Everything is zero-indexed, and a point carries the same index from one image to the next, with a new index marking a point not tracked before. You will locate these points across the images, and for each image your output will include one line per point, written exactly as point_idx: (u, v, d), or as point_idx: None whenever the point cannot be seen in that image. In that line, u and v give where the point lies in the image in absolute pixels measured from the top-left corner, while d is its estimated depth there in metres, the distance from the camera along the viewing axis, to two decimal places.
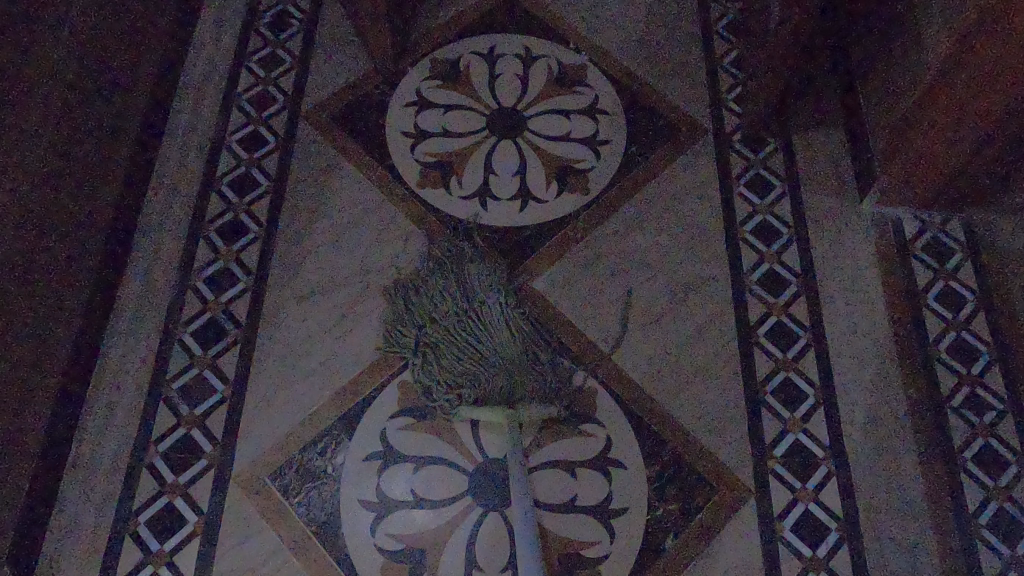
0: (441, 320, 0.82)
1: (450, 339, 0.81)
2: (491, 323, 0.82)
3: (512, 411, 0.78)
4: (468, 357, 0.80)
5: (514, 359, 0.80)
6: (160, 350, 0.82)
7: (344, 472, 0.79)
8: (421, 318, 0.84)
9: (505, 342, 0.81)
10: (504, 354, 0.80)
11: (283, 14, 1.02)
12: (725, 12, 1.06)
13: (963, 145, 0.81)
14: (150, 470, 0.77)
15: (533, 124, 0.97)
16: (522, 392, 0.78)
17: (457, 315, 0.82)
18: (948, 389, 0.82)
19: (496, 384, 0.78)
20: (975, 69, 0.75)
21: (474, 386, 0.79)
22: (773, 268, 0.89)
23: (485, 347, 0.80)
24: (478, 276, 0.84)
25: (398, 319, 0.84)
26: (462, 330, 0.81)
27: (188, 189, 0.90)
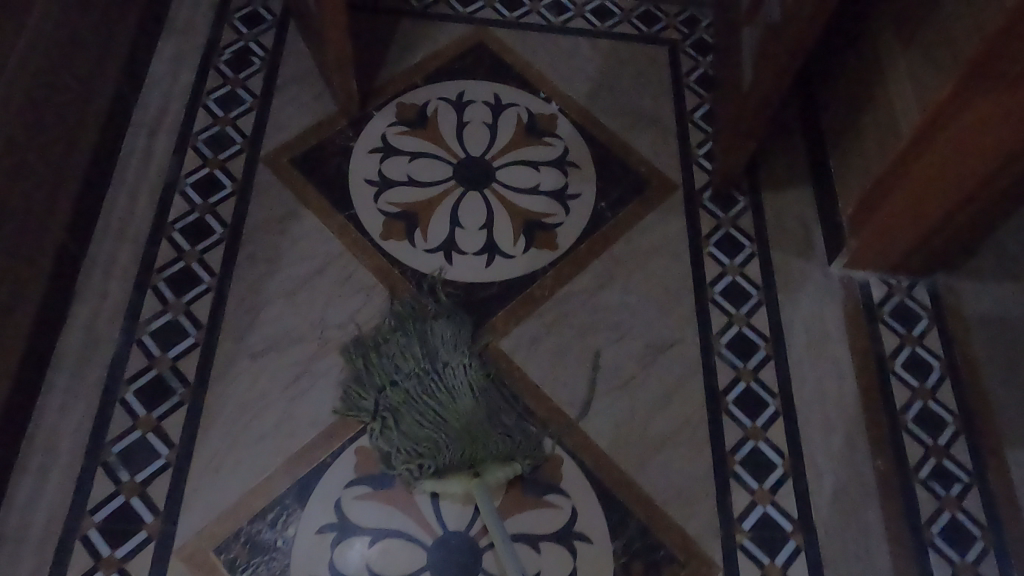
0: (405, 382, 0.79)
1: (412, 402, 0.78)
2: (454, 387, 0.80)
3: (478, 478, 0.75)
4: (435, 423, 0.77)
5: (478, 425, 0.77)
6: (101, 410, 0.78)
7: (296, 546, 0.73)
8: (378, 380, 0.80)
9: (468, 405, 0.79)
10: (467, 420, 0.77)
11: (243, 52, 1.00)
12: (697, 65, 1.05)
13: (949, 200, 0.79)
14: (85, 543, 0.72)
15: (501, 176, 0.95)
16: (487, 457, 0.76)
17: (420, 379, 0.80)
18: (916, 459, 0.81)
19: (458, 452, 0.75)
20: (959, 132, 0.72)
21: (437, 455, 0.75)
22: (742, 330, 0.87)
23: (451, 415, 0.77)
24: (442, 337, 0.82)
25: (356, 381, 0.80)
26: (426, 397, 0.78)
27: (138, 238, 0.87)
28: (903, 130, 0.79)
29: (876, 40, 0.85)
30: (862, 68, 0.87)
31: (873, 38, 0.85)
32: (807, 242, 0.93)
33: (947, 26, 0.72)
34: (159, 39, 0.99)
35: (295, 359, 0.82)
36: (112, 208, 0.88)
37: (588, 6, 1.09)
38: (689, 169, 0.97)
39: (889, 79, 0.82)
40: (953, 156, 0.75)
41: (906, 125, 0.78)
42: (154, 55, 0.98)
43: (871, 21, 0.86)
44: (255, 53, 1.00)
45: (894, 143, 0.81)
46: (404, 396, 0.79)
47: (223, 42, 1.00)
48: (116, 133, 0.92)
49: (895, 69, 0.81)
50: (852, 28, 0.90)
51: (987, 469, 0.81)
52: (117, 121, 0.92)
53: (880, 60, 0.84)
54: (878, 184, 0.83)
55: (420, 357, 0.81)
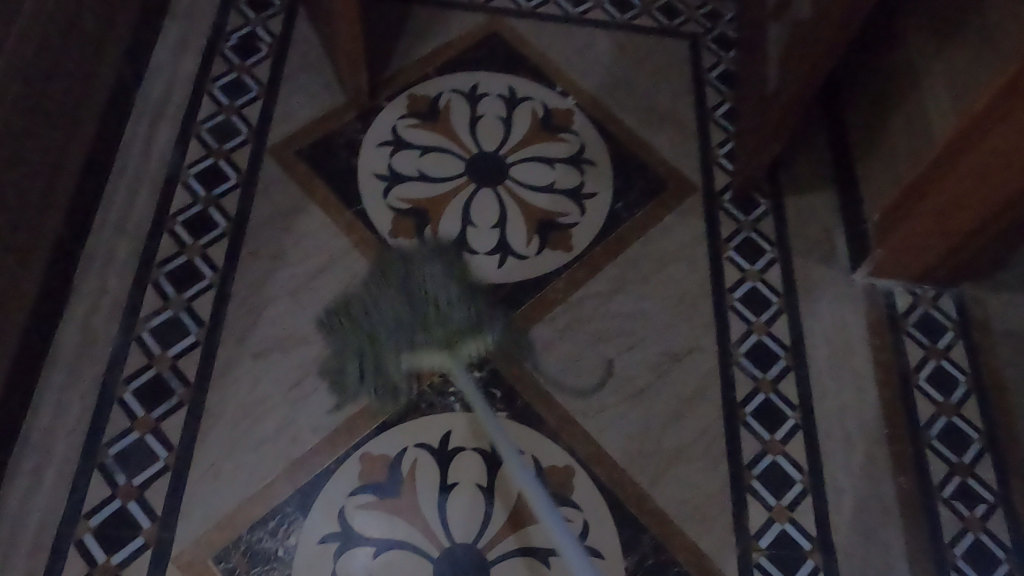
0: (375, 299, 0.77)
1: (379, 306, 0.77)
2: (422, 283, 0.78)
3: (455, 354, 0.76)
4: (409, 315, 0.75)
5: (446, 305, 0.77)
6: (98, 410, 0.75)
7: (296, 557, 0.71)
8: (355, 339, 0.76)
9: (441, 299, 0.77)
10: (437, 300, 0.77)
11: (250, 38, 0.96)
12: (718, 61, 1.02)
13: (973, 219, 0.76)
14: (80, 549, 0.70)
15: (515, 173, 0.91)
16: (460, 334, 0.77)
17: (388, 288, 0.78)
18: (940, 478, 0.79)
19: (432, 333, 0.75)
20: (987, 151, 0.69)
21: (411, 337, 0.75)
22: (762, 339, 0.84)
23: (422, 299, 0.76)
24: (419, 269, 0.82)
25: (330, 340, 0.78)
26: (395, 299, 0.77)
27: (138, 231, 0.84)
28: (931, 141, 0.76)
29: (909, 44, 0.81)
30: (893, 72, 0.84)
31: (905, 42, 0.82)
32: (830, 250, 0.89)
33: (984, 38, 0.69)
34: (163, 25, 0.95)
35: (298, 360, 0.79)
36: (112, 200, 0.85)
37: None
38: (709, 170, 0.94)
39: (921, 84, 0.78)
40: (979, 176, 0.72)
41: (934, 138, 0.76)
42: (157, 41, 0.94)
43: (901, 26, 0.82)
44: (262, 40, 0.96)
45: (921, 157, 0.78)
46: (384, 339, 0.75)
47: (228, 27, 0.97)
48: (116, 122, 0.89)
49: (928, 74, 0.77)
50: (882, 30, 0.86)
51: (1012, 490, 0.79)
52: (119, 109, 0.89)
53: (913, 65, 0.80)
54: (902, 197, 0.80)
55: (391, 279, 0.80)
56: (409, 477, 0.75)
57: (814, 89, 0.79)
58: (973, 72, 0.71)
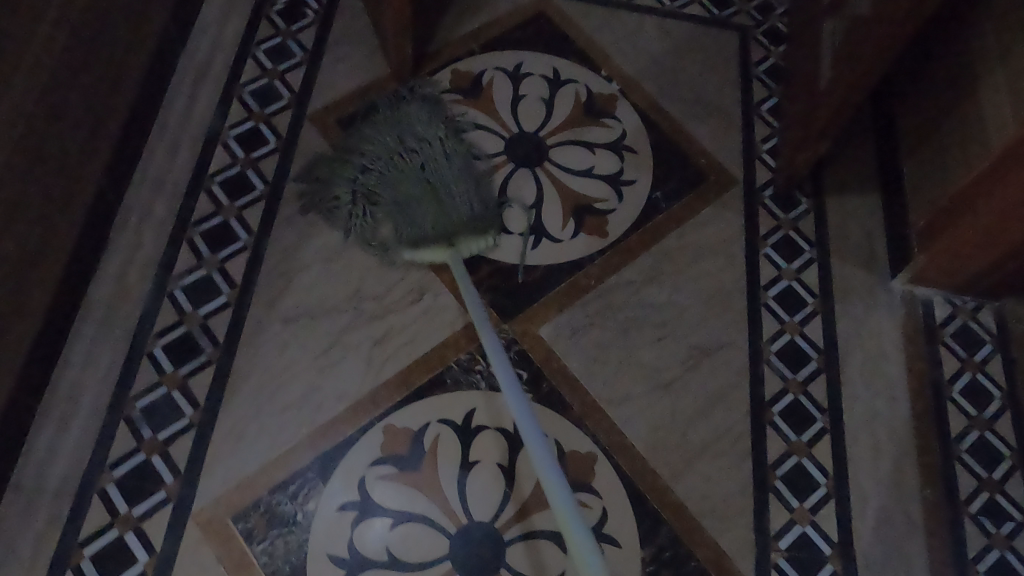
0: (382, 162, 0.81)
1: (386, 174, 0.79)
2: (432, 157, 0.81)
3: (454, 246, 0.77)
4: (415, 197, 0.77)
5: (452, 184, 0.78)
6: (127, 364, 0.76)
7: (314, 523, 0.71)
8: (350, 174, 0.82)
9: (445, 177, 0.78)
10: (445, 182, 0.78)
11: (297, 4, 0.96)
12: (767, 55, 1.00)
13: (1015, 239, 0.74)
14: (102, 498, 0.70)
15: (554, 155, 0.90)
16: (461, 228, 0.77)
17: (393, 152, 0.81)
18: (967, 492, 0.77)
19: (432, 222, 0.76)
20: None
21: (407, 211, 0.77)
22: (794, 339, 0.83)
23: (428, 179, 0.78)
24: (418, 126, 0.84)
25: (324, 177, 0.84)
26: (404, 171, 0.79)
27: (176, 189, 0.84)
28: (981, 155, 0.74)
29: (970, 50, 0.78)
30: (949, 78, 0.82)
31: (967, 45, 0.79)
32: (870, 255, 0.88)
33: None
34: None
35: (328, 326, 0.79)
36: (151, 157, 0.85)
37: None
38: (750, 164, 0.92)
39: (982, 88, 0.75)
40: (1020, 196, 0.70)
41: (984, 151, 0.74)
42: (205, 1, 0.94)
43: (958, 31, 0.80)
44: (308, 5, 0.96)
45: (969, 168, 0.76)
46: (371, 185, 0.80)
47: None
48: (160, 79, 0.89)
49: (992, 78, 0.74)
50: (944, 32, 0.83)
51: None
52: (164, 66, 0.89)
53: (975, 69, 0.77)
54: (949, 208, 0.79)
55: (397, 143, 0.82)
56: (430, 452, 0.75)
57: (863, 94, 0.78)
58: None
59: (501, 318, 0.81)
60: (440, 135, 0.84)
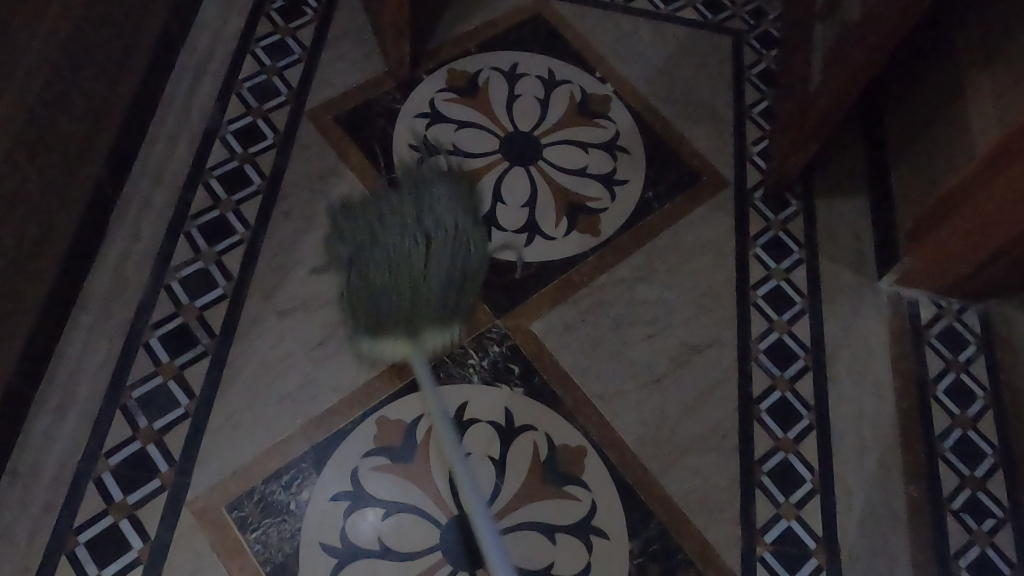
0: (390, 241, 0.78)
1: (386, 251, 0.78)
2: (434, 244, 0.79)
3: (417, 342, 0.76)
4: (399, 284, 0.75)
5: (432, 285, 0.76)
6: (124, 354, 0.77)
7: (308, 512, 0.72)
8: (361, 234, 0.81)
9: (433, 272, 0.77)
10: (427, 280, 0.76)
11: (297, 2, 0.97)
12: (760, 59, 1.01)
13: (1000, 240, 0.75)
14: (97, 486, 0.71)
15: (548, 154, 0.92)
16: (427, 327, 0.76)
17: (405, 229, 0.79)
18: (951, 489, 0.79)
19: (396, 314, 0.75)
20: (1011, 176, 0.69)
21: (380, 292, 0.75)
22: (782, 338, 0.84)
23: (416, 271, 0.76)
24: (440, 210, 0.82)
25: (339, 237, 0.82)
26: (401, 254, 0.77)
27: (175, 182, 0.85)
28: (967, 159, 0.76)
29: (957, 56, 0.80)
30: (936, 84, 0.83)
31: (956, 50, 0.80)
32: (858, 256, 0.89)
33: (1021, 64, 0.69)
34: None
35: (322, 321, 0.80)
36: (150, 150, 0.86)
37: None
38: (742, 166, 0.94)
39: (969, 92, 0.77)
40: (1004, 199, 0.71)
41: (970, 155, 0.75)
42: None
43: (946, 38, 0.82)
44: (308, 3, 0.97)
45: (956, 172, 0.78)
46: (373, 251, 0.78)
47: None
48: (160, 74, 0.90)
49: (979, 83, 0.76)
50: (932, 37, 0.84)
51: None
52: (164, 61, 0.90)
53: (961, 75, 0.78)
54: (935, 211, 0.80)
55: (411, 221, 0.80)
56: (423, 444, 0.76)
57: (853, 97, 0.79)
58: (1008, 96, 0.70)
59: (494, 313, 0.82)
60: (455, 222, 0.82)
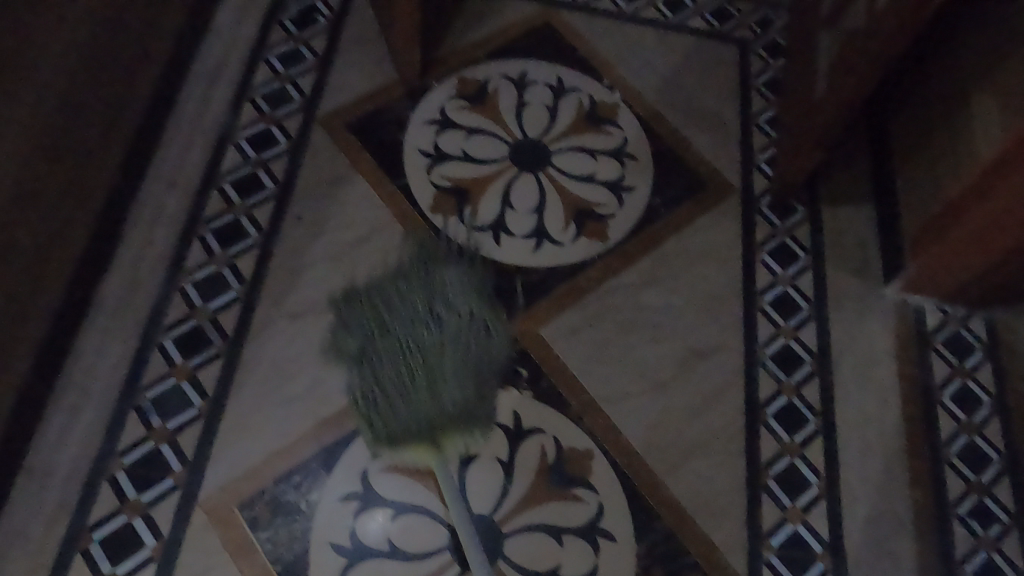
0: (401, 336, 0.76)
1: (398, 350, 0.75)
2: (448, 339, 0.76)
3: (438, 446, 0.73)
4: (416, 388, 0.73)
5: (448, 381, 0.74)
6: (138, 355, 0.78)
7: (317, 512, 0.73)
8: (369, 326, 0.77)
9: (450, 368, 0.74)
10: (443, 380, 0.73)
11: (310, 10, 0.99)
12: (766, 68, 1.02)
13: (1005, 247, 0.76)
14: (112, 484, 0.72)
15: (557, 161, 0.93)
16: (447, 430, 0.73)
17: (417, 323, 0.77)
18: (956, 495, 0.79)
19: (415, 421, 0.72)
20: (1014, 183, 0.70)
21: (394, 397, 0.73)
22: (788, 343, 0.85)
23: (432, 373, 0.74)
24: (451, 298, 0.79)
25: (344, 327, 0.78)
26: (416, 355, 0.75)
27: (189, 187, 0.87)
28: (971, 167, 0.76)
29: (961, 65, 0.80)
30: (941, 92, 0.84)
31: (961, 58, 0.81)
32: (864, 262, 0.90)
33: None
34: None
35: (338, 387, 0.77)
36: (165, 155, 0.88)
37: None
38: (748, 173, 0.95)
39: (975, 101, 0.77)
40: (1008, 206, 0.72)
41: (974, 162, 0.76)
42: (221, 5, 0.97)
43: (951, 48, 0.83)
44: (320, 12, 0.99)
45: (960, 179, 0.78)
46: (383, 349, 0.75)
47: None
48: (175, 80, 0.91)
49: (984, 91, 0.76)
50: (937, 46, 0.85)
51: None
52: (179, 68, 0.92)
53: (966, 84, 0.79)
54: (940, 217, 0.81)
55: (423, 313, 0.77)
56: None
57: (858, 104, 0.80)
58: (1012, 104, 0.71)
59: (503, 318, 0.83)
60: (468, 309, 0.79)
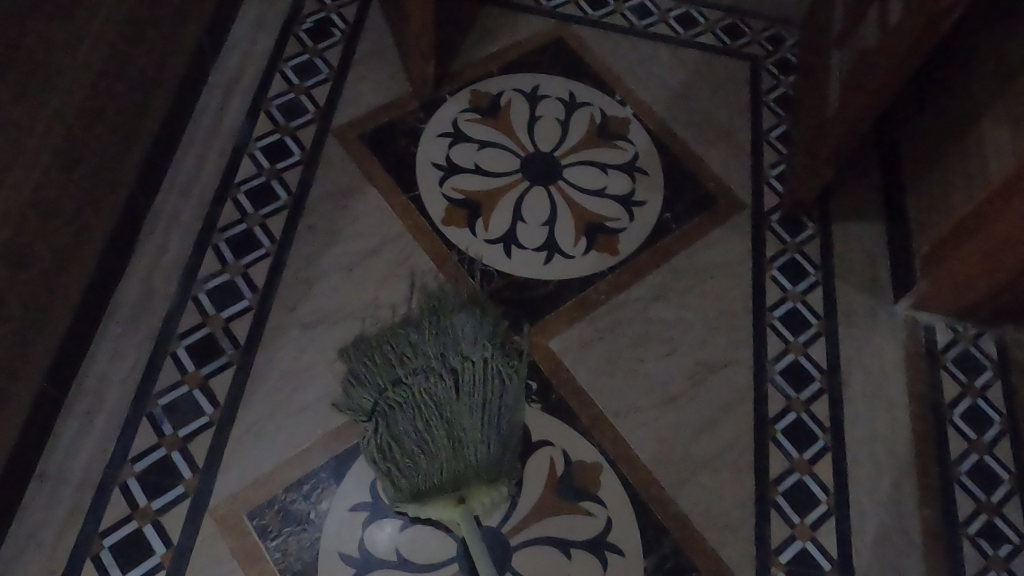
0: (416, 393, 0.73)
1: (414, 407, 0.72)
2: (464, 390, 0.73)
3: (463, 499, 0.72)
4: (437, 449, 0.71)
5: (469, 438, 0.72)
6: (151, 362, 0.78)
7: (327, 521, 0.73)
8: (381, 381, 0.74)
9: (470, 419, 0.72)
10: (464, 438, 0.71)
11: (325, 23, 1.00)
12: (777, 85, 1.03)
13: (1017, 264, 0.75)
14: (123, 491, 0.73)
15: (568, 175, 0.93)
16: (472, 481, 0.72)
17: (430, 375, 0.73)
18: (966, 514, 0.79)
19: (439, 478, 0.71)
20: None
21: (415, 455, 0.71)
22: (798, 359, 0.85)
23: (452, 430, 0.71)
24: (464, 345, 0.75)
25: (356, 380, 0.76)
26: (432, 411, 0.72)
27: (204, 196, 0.88)
28: (984, 184, 0.76)
29: (975, 82, 0.81)
30: (953, 109, 0.84)
31: (974, 77, 0.81)
32: (874, 279, 0.90)
33: None
34: (244, 2, 0.99)
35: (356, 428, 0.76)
36: (180, 165, 0.89)
37: (672, 13, 1.07)
38: (759, 189, 0.95)
39: (988, 118, 0.77)
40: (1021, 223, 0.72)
41: (986, 180, 0.76)
42: (238, 17, 0.98)
43: (964, 65, 0.83)
44: (336, 24, 1.00)
45: (973, 196, 0.78)
46: (398, 406, 0.73)
47: (305, 11, 1.00)
48: (192, 91, 0.92)
49: (996, 110, 0.76)
50: (950, 66, 0.85)
51: None
52: (196, 78, 0.93)
53: (979, 101, 0.79)
54: (952, 234, 0.80)
55: (435, 363, 0.74)
56: None
57: (871, 120, 0.80)
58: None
59: (513, 331, 0.84)
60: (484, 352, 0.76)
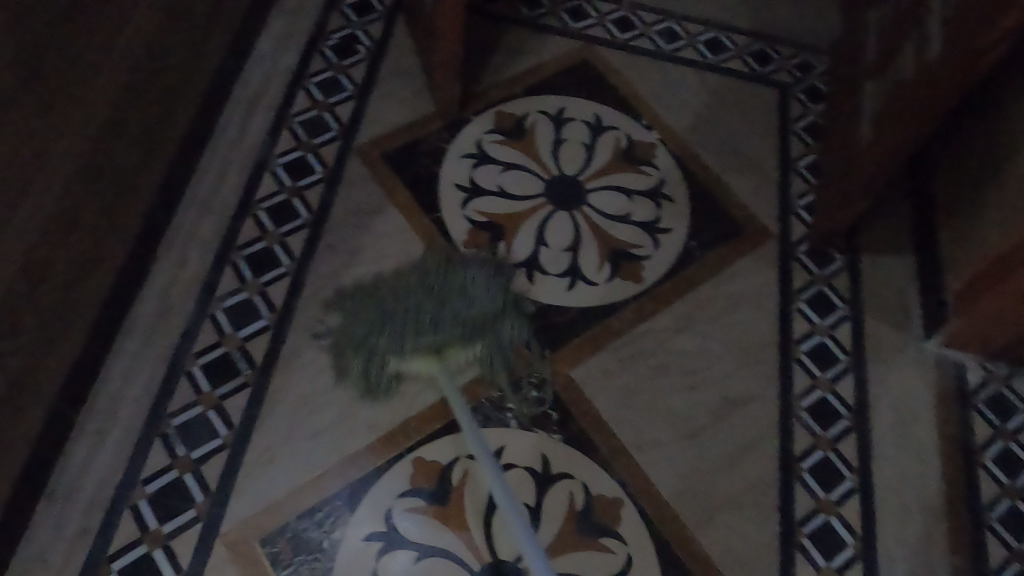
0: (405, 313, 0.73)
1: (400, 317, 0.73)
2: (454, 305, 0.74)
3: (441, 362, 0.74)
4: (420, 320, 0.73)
5: (453, 317, 0.73)
6: (165, 381, 0.77)
7: (340, 551, 0.71)
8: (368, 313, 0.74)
9: (459, 315, 0.74)
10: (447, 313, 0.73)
11: (350, 40, 0.99)
12: (806, 113, 1.01)
13: None
14: (134, 513, 0.71)
15: (592, 199, 0.92)
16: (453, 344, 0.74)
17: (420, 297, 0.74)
18: (997, 563, 0.76)
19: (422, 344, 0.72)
20: None
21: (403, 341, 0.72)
22: (825, 396, 0.83)
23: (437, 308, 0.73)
24: (457, 277, 0.76)
25: (346, 319, 0.76)
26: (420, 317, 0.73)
27: (224, 212, 0.86)
28: (1016, 226, 0.74)
29: (1007, 121, 0.78)
30: (987, 146, 0.82)
31: (1007, 109, 0.79)
32: (903, 314, 0.88)
33: None
34: (269, 18, 0.99)
35: (342, 348, 0.75)
36: (202, 180, 0.88)
37: (700, 38, 1.06)
38: (787, 220, 0.93)
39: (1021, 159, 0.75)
40: None
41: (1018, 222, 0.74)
42: (262, 32, 0.98)
43: (996, 102, 0.81)
44: (361, 42, 0.99)
45: (1004, 237, 0.76)
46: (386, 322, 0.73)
47: (329, 27, 1.00)
48: (215, 106, 0.91)
49: None
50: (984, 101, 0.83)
51: None
52: (219, 93, 0.92)
53: (1012, 140, 0.77)
54: (981, 277, 0.78)
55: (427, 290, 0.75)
56: (458, 488, 0.75)
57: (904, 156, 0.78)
58: None
59: (520, 295, 0.84)
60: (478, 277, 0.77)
